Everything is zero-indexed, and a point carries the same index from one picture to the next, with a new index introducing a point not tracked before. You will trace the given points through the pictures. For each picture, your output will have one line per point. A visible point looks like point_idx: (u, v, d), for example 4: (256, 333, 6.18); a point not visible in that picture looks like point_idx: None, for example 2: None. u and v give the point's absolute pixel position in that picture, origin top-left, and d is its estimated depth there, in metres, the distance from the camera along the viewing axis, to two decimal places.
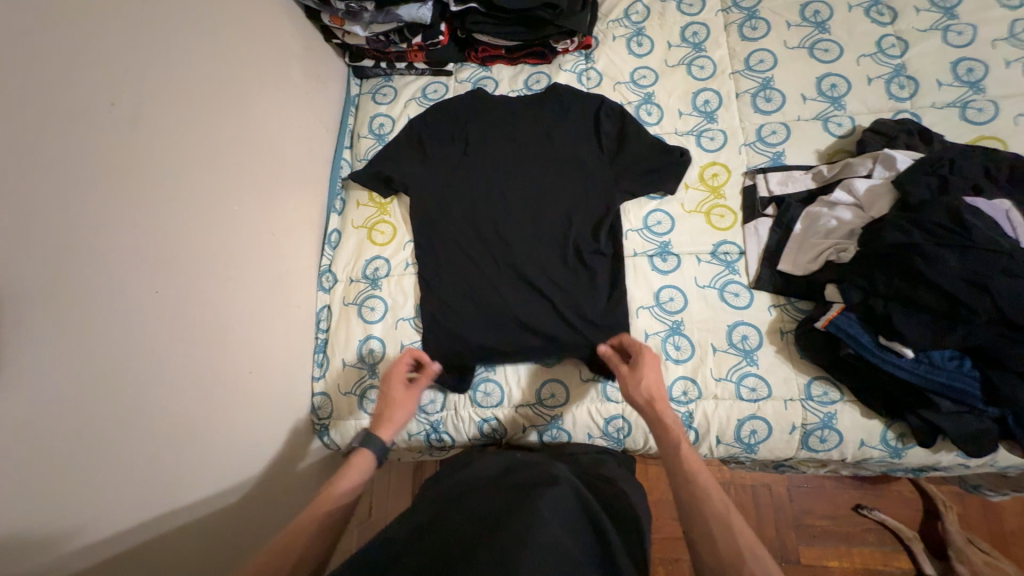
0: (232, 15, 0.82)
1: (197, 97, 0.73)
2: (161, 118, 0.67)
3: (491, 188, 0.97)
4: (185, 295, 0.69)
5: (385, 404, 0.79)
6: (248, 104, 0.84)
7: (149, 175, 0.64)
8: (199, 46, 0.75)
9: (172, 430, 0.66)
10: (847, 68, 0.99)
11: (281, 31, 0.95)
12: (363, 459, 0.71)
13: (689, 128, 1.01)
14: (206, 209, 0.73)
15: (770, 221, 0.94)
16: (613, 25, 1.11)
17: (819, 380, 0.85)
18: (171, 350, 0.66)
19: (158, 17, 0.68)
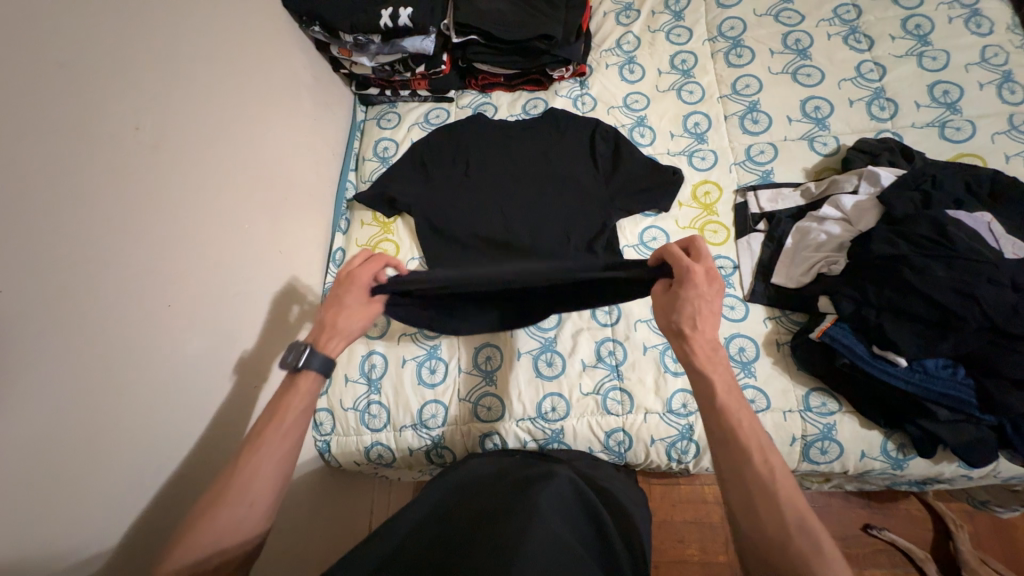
0: (247, 48, 0.88)
1: (213, 123, 0.78)
2: (178, 143, 0.71)
3: (492, 206, 1.01)
4: (194, 310, 0.71)
5: (336, 308, 0.72)
6: (259, 128, 0.89)
7: (166, 196, 0.68)
8: (216, 77, 0.80)
9: (176, 442, 0.67)
10: (830, 92, 1.04)
11: (292, 63, 1.01)
12: (308, 377, 0.66)
13: (681, 148, 1.06)
14: (216, 228, 0.76)
15: (762, 236, 0.97)
16: (606, 54, 1.18)
17: (817, 392, 0.86)
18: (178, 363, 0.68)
19: (179, 50, 0.73)
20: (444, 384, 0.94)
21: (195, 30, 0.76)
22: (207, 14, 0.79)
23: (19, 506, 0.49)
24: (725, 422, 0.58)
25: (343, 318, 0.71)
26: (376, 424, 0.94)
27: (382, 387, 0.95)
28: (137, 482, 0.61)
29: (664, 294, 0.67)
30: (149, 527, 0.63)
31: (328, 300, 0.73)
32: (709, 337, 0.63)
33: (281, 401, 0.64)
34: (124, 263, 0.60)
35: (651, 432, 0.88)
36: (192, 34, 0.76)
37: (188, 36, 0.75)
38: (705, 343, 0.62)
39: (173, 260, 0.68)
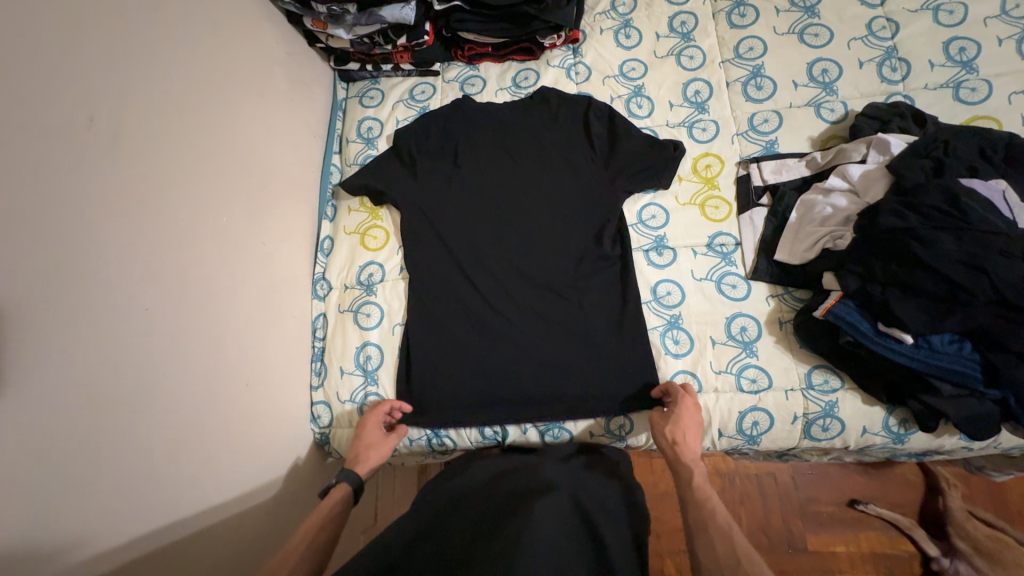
0: (209, 24, 0.81)
1: (179, 109, 0.72)
2: (140, 132, 0.65)
3: (487, 204, 1.00)
4: (175, 313, 0.67)
5: (360, 446, 0.84)
6: (231, 114, 0.83)
7: (132, 191, 0.63)
8: (178, 57, 0.73)
9: (171, 447, 0.65)
10: (838, 52, 0.97)
11: (261, 39, 0.93)
12: (340, 490, 0.76)
13: (681, 119, 1.01)
14: (193, 224, 0.72)
15: (764, 211, 0.94)
16: (600, 18, 1.10)
17: (819, 369, 0.85)
18: (166, 368, 0.65)
19: (132, 28, 0.66)
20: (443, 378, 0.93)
21: (147, 5, 0.69)
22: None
23: (11, 529, 0.47)
24: (703, 508, 0.70)
25: (363, 455, 0.83)
26: None
27: (379, 378, 0.93)
28: (133, 492, 0.60)
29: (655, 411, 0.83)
30: (151, 536, 0.61)
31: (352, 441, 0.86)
32: (694, 454, 0.77)
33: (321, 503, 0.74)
34: (92, 269, 0.56)
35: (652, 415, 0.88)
36: (144, 8, 0.68)
37: (141, 11, 0.68)
38: (689, 452, 0.77)
39: (148, 263, 0.64)
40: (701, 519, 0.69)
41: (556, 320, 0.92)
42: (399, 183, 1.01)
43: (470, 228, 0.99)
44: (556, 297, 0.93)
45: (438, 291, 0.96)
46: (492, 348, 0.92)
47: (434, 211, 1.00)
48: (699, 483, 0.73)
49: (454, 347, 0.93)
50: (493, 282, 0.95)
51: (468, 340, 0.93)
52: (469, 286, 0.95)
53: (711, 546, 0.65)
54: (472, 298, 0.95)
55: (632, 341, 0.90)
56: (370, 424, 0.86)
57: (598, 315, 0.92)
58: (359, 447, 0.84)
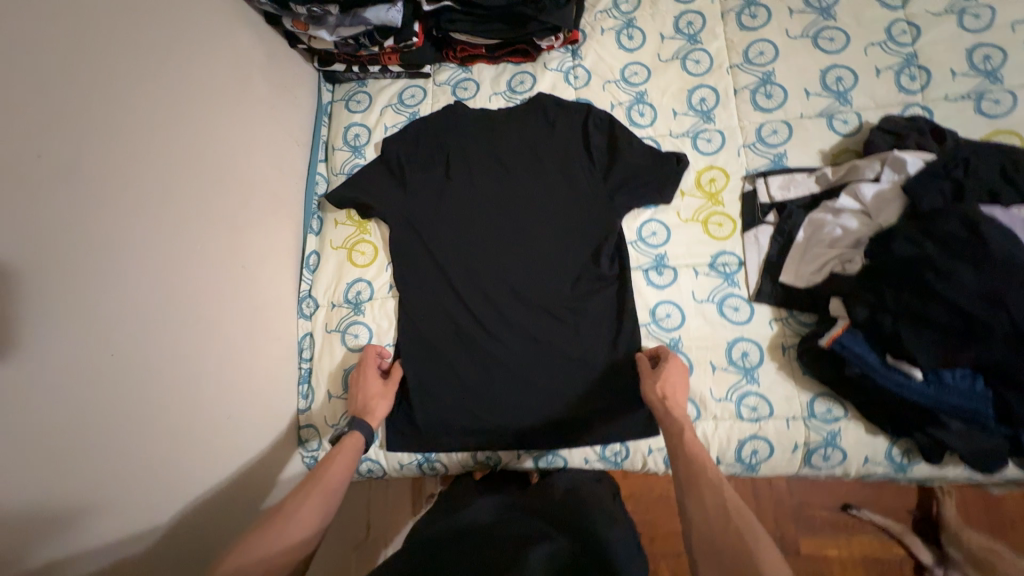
0: (177, 31, 0.74)
1: (145, 129, 0.67)
2: (99, 160, 0.60)
3: (478, 217, 0.95)
4: (143, 350, 0.64)
5: (365, 397, 0.84)
6: (205, 128, 0.78)
7: (90, 226, 0.59)
8: (143, 73, 0.67)
9: (139, 490, 0.63)
10: (854, 58, 0.91)
11: (237, 43, 0.87)
12: (353, 440, 0.76)
13: (685, 129, 0.95)
14: (163, 253, 0.68)
15: (770, 229, 0.89)
16: (601, 17, 1.03)
17: (822, 398, 0.82)
18: (133, 411, 0.62)
19: (87, 44, 0.60)
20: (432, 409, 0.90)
21: (103, 17, 0.63)
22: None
23: None
24: (693, 462, 0.66)
25: (369, 404, 0.83)
26: None
27: None
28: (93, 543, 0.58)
29: (643, 366, 0.82)
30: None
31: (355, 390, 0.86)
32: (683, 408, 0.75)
33: (330, 454, 0.75)
34: (44, 316, 0.53)
35: (648, 443, 0.87)
36: (102, 20, 0.62)
37: (97, 24, 0.62)
38: (677, 406, 0.74)
39: (111, 301, 0.60)
40: (690, 472, 0.65)
41: (551, 343, 0.89)
42: (387, 196, 0.96)
43: (462, 244, 0.94)
44: (551, 318, 0.90)
45: (428, 310, 0.92)
46: (483, 372, 0.89)
47: (423, 226, 0.95)
48: (688, 437, 0.69)
49: (445, 370, 0.90)
50: (486, 301, 0.92)
51: (459, 362, 0.89)
52: (461, 306, 0.92)
53: (701, 504, 0.62)
54: (463, 318, 0.91)
55: (629, 367, 0.87)
56: (372, 376, 0.86)
57: (594, 339, 0.89)
58: (366, 398, 0.84)
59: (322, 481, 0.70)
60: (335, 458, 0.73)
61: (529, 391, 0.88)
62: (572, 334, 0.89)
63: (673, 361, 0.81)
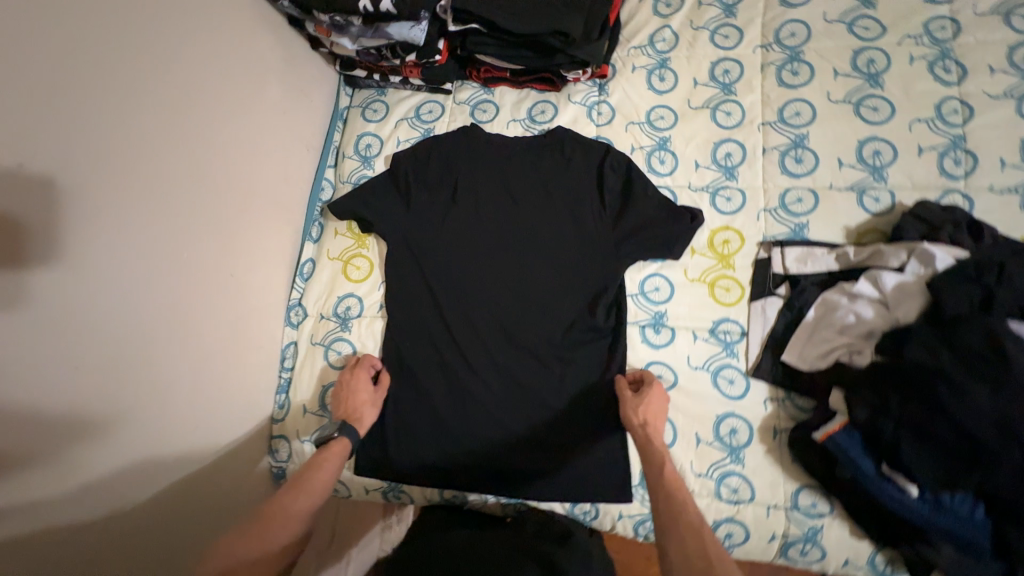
0: (186, 35, 0.74)
1: (135, 137, 0.67)
2: (81, 168, 0.60)
3: (479, 247, 0.93)
4: (108, 361, 0.64)
5: (354, 402, 0.83)
6: (206, 135, 0.77)
7: (64, 236, 0.59)
8: (141, 76, 0.67)
9: (93, 497, 0.64)
10: (897, 133, 0.85)
11: (253, 47, 0.86)
12: (341, 445, 0.76)
13: (705, 183, 0.91)
14: (143, 262, 0.68)
15: (780, 302, 0.85)
16: (635, 52, 0.99)
17: (808, 490, 0.77)
18: (92, 419, 0.63)
19: (81, 51, 0.60)
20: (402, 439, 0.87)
21: (107, 21, 0.63)
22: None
23: None
24: (676, 504, 0.66)
25: (359, 409, 0.82)
26: None
27: None
28: (41, 551, 0.58)
29: (625, 393, 0.80)
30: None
31: (342, 390, 0.84)
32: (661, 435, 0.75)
33: (321, 453, 0.75)
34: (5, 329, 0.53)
35: (620, 507, 0.84)
36: (103, 27, 0.62)
37: (97, 31, 0.62)
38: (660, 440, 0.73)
39: (80, 311, 0.61)
40: (674, 514, 0.65)
41: (534, 389, 0.86)
42: (389, 213, 0.93)
43: (459, 273, 0.92)
44: (538, 363, 0.87)
45: (415, 336, 0.90)
46: (460, 409, 0.87)
47: (422, 249, 0.93)
48: (670, 473, 0.69)
49: (425, 400, 0.88)
50: (474, 336, 0.89)
51: (438, 395, 0.88)
52: (448, 337, 0.90)
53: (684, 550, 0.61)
54: (449, 350, 0.89)
55: (610, 426, 0.84)
56: (363, 378, 0.85)
57: (578, 392, 0.86)
58: (356, 403, 0.83)
59: (308, 481, 0.71)
60: (324, 457, 0.74)
61: (505, 435, 0.85)
62: (557, 383, 0.86)
63: (656, 390, 0.79)
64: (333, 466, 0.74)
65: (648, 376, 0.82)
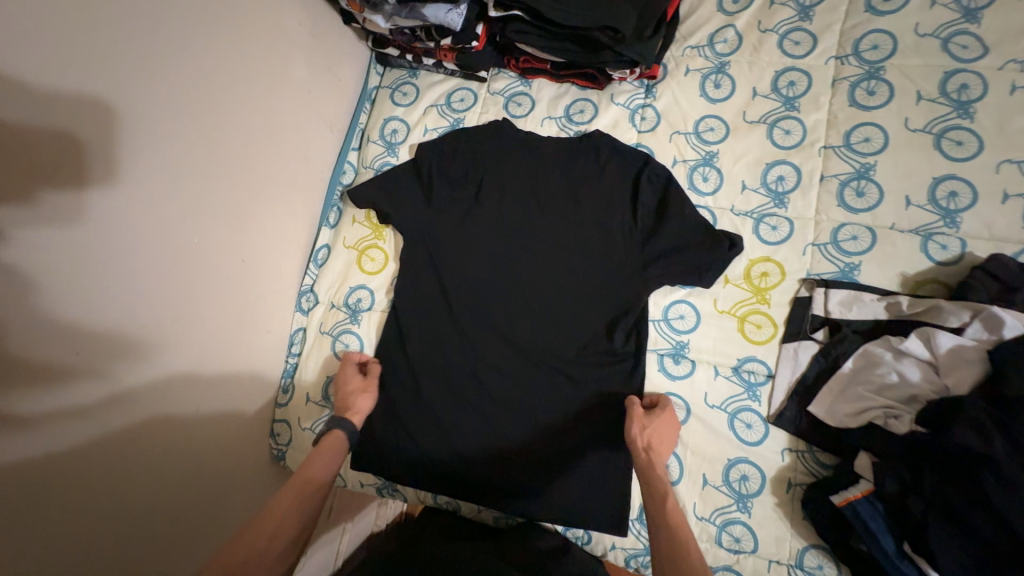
0: (209, 7, 0.71)
1: (148, 118, 0.65)
2: (92, 149, 0.58)
3: (499, 252, 0.88)
4: (113, 346, 0.64)
5: (345, 395, 0.83)
6: (221, 117, 0.75)
7: (73, 222, 0.57)
8: (160, 51, 0.65)
9: (106, 485, 0.64)
10: (979, 174, 0.75)
11: (279, 24, 0.83)
12: (335, 438, 0.75)
13: (750, 208, 0.84)
14: (153, 247, 0.67)
15: (815, 347, 0.78)
16: (690, 53, 0.91)
17: (815, 550, 0.72)
18: (100, 405, 0.63)
19: (96, 24, 0.57)
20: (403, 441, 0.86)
21: None
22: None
23: None
24: (678, 541, 0.62)
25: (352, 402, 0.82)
26: None
27: None
28: (55, 531, 0.58)
29: (634, 408, 0.76)
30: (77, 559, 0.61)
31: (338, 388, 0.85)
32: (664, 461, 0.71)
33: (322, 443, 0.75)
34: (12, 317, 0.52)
35: (613, 538, 0.82)
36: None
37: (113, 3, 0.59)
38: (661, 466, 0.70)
39: (88, 296, 0.60)
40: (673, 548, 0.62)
41: (539, 407, 0.84)
42: (408, 207, 0.90)
43: (475, 278, 0.88)
44: (548, 381, 0.84)
45: (424, 337, 0.88)
46: (462, 417, 0.85)
47: (438, 248, 0.89)
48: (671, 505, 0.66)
49: (427, 404, 0.86)
50: (482, 346, 0.86)
51: (441, 401, 0.86)
52: (458, 344, 0.87)
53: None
54: (457, 356, 0.87)
55: (613, 455, 0.81)
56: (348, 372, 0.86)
57: (583, 415, 0.82)
58: (345, 394, 0.83)
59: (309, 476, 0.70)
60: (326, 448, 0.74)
61: (506, 450, 0.83)
62: (564, 403, 0.83)
63: (667, 415, 0.76)
64: (334, 464, 0.74)
65: (661, 399, 0.79)
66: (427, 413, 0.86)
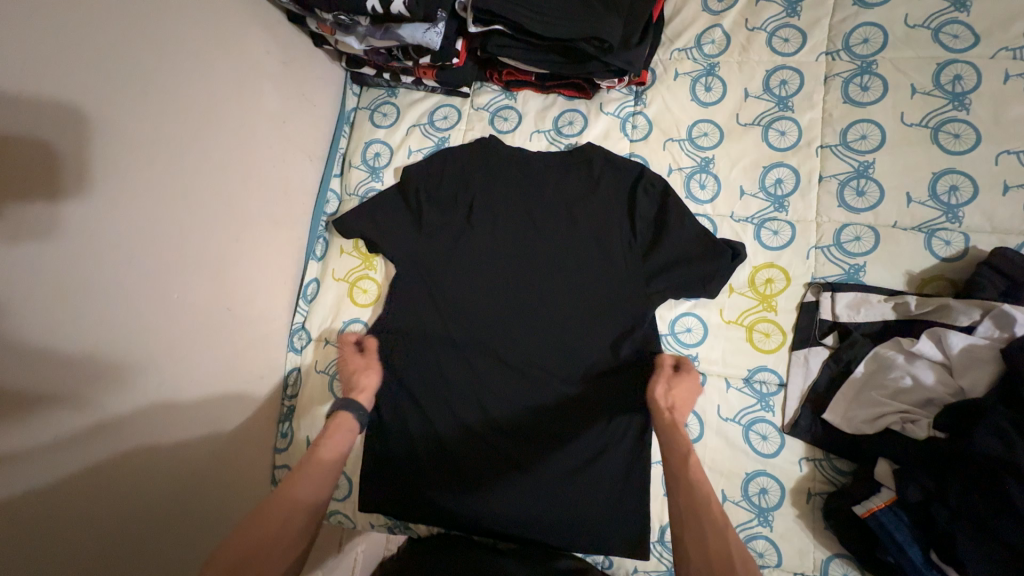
0: (170, 45, 0.66)
1: (110, 172, 0.60)
2: (49, 216, 0.54)
3: (496, 274, 0.85)
4: (91, 421, 0.60)
5: (352, 373, 0.81)
6: (191, 161, 0.70)
7: (36, 297, 0.53)
8: (120, 98, 0.60)
9: (102, 565, 0.60)
10: (979, 166, 0.74)
11: (247, 54, 0.79)
12: (345, 420, 0.73)
13: (750, 214, 0.82)
14: (127, 309, 0.63)
15: (826, 352, 0.77)
16: (678, 56, 0.88)
17: (840, 560, 0.71)
18: (85, 483, 0.59)
19: (41, 78, 0.52)
20: (412, 478, 0.83)
21: (80, 39, 0.56)
22: (90, 7, 0.56)
23: None
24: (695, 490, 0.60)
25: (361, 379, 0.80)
26: (339, 494, 0.88)
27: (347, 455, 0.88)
28: None
29: (663, 368, 0.75)
30: None
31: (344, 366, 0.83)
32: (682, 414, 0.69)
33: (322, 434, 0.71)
34: None
35: (635, 562, 0.81)
36: (65, 49, 0.54)
37: (59, 53, 0.54)
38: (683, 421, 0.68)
39: (59, 372, 0.56)
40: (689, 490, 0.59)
41: (549, 434, 0.81)
42: (398, 235, 0.86)
43: (473, 303, 0.85)
44: (557, 406, 0.81)
45: (424, 369, 0.85)
46: (471, 449, 0.82)
47: (433, 275, 0.86)
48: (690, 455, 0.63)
49: (434, 438, 0.83)
50: (486, 374, 0.83)
51: (448, 435, 0.83)
52: (461, 373, 0.84)
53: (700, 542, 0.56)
54: (461, 386, 0.84)
55: (628, 476, 0.79)
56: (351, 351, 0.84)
57: (595, 439, 0.80)
58: (353, 373, 0.81)
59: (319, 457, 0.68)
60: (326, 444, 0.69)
61: (519, 482, 0.80)
62: (576, 428, 0.81)
63: (694, 372, 0.74)
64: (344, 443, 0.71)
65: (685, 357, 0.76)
66: (434, 449, 0.83)
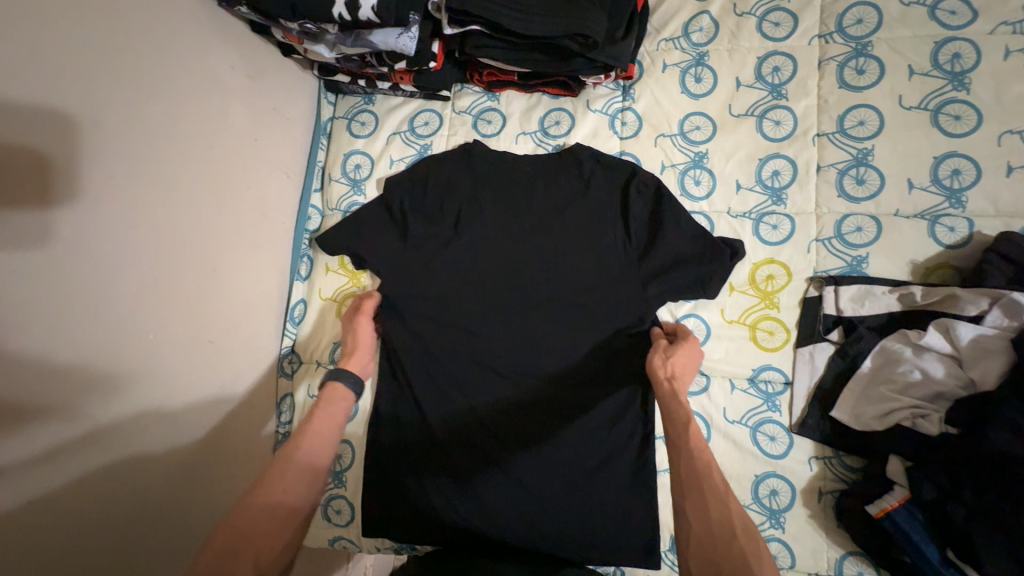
0: (134, 70, 0.62)
1: (81, 214, 0.56)
2: (18, 272, 0.50)
3: (487, 284, 0.82)
4: (78, 477, 0.57)
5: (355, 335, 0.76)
6: (162, 192, 0.66)
7: (7, 362, 0.49)
8: (86, 134, 0.56)
9: None
10: (981, 148, 0.71)
11: (216, 72, 0.74)
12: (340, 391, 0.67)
13: (748, 208, 0.79)
14: (102, 358, 0.59)
15: (830, 348, 0.75)
16: (665, 47, 0.85)
17: (854, 558, 0.70)
18: (76, 542, 0.56)
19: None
20: (415, 501, 0.80)
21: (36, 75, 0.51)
22: (38, 37, 0.52)
23: None
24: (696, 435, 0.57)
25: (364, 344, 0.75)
26: (341, 519, 0.86)
27: (347, 480, 0.87)
28: None
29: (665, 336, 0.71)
30: None
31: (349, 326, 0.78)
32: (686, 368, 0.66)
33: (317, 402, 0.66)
34: None
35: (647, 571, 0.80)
36: (22, 88, 0.50)
37: (11, 91, 0.49)
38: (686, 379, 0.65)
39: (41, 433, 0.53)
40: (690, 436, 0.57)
41: (553, 449, 0.78)
42: (385, 251, 0.82)
43: (467, 316, 0.82)
44: (559, 418, 0.79)
45: (420, 388, 0.82)
46: (473, 467, 0.79)
47: (423, 290, 0.82)
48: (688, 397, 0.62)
49: (435, 456, 0.81)
50: (483, 388, 0.81)
51: (449, 455, 0.80)
52: (459, 391, 0.81)
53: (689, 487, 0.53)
54: (459, 403, 0.81)
55: (636, 487, 0.78)
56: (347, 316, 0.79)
57: (600, 449, 0.78)
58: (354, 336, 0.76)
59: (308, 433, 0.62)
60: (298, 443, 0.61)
61: (524, 498, 0.78)
62: (579, 440, 0.78)
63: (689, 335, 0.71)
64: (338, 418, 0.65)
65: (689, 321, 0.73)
66: (435, 468, 0.80)
